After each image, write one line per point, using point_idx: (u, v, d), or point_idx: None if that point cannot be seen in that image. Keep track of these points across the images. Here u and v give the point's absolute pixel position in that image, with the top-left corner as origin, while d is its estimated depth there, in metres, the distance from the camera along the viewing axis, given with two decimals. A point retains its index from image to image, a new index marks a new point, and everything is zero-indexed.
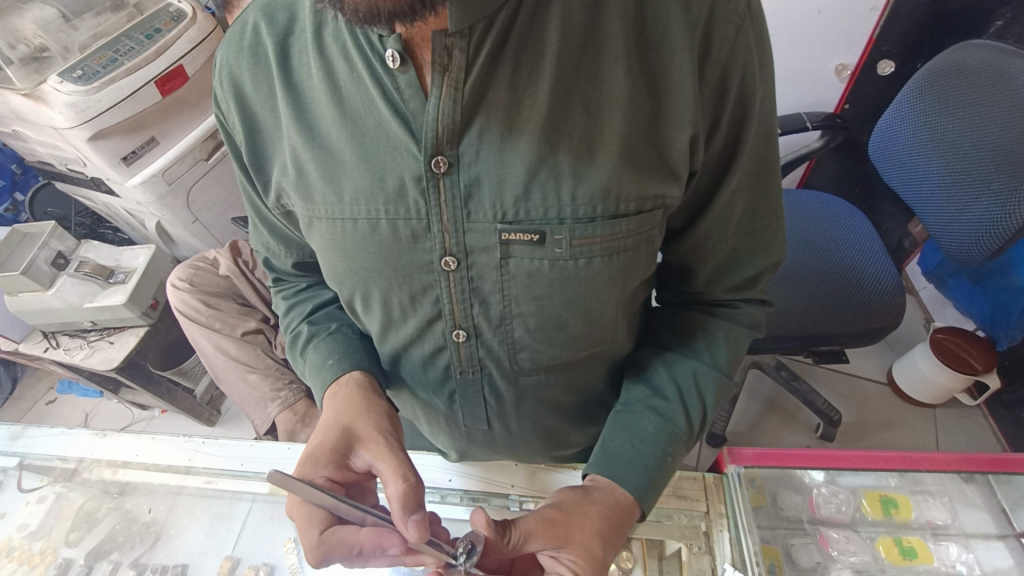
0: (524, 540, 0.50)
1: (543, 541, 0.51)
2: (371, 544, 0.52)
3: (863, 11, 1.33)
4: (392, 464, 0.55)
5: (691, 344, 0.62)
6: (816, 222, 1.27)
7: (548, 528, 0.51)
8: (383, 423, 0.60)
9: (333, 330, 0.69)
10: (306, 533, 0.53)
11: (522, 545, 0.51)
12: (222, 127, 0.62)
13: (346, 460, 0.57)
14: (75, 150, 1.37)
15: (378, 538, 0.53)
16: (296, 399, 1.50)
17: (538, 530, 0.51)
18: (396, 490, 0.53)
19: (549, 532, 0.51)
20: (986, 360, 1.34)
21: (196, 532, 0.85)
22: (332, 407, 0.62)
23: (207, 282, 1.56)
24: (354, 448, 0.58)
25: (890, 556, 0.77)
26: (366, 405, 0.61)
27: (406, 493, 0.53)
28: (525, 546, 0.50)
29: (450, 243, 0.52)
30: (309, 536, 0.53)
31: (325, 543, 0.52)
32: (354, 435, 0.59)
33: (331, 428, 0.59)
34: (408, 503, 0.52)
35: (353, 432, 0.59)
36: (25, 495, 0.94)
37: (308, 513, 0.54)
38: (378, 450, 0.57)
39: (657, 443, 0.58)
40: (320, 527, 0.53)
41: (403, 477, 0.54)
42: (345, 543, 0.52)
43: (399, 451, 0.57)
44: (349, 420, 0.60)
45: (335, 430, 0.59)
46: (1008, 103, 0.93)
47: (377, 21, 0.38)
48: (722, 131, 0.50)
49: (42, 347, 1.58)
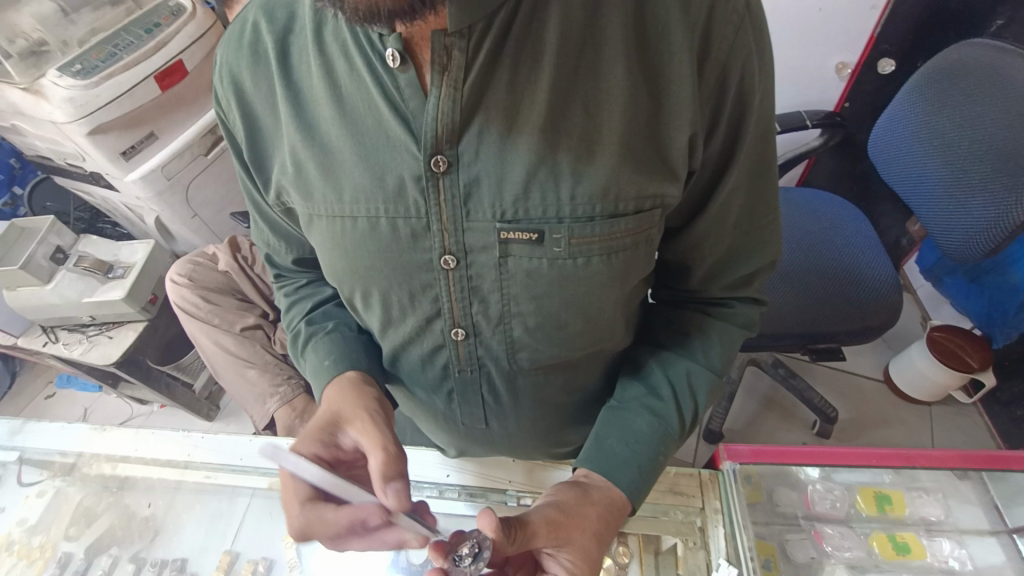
0: (529, 539, 0.50)
1: (545, 541, 0.50)
2: (349, 520, 0.52)
3: (862, 10, 1.33)
4: (373, 439, 0.56)
5: (686, 344, 0.63)
6: (814, 220, 1.27)
7: (551, 528, 0.51)
8: (370, 404, 0.60)
9: (329, 330, 0.68)
10: (289, 508, 0.54)
11: (526, 543, 0.50)
12: (222, 125, 0.62)
13: (333, 440, 0.58)
14: (73, 145, 1.36)
15: (356, 512, 0.53)
16: (295, 395, 1.51)
17: (542, 530, 0.50)
18: (377, 464, 0.54)
19: (551, 532, 0.51)
20: (982, 358, 1.35)
21: (195, 527, 0.86)
22: (326, 396, 0.63)
23: (206, 278, 1.56)
24: (341, 428, 0.59)
25: (883, 551, 0.78)
26: (356, 390, 0.62)
27: (387, 467, 0.54)
28: (530, 544, 0.50)
29: (450, 242, 0.53)
30: (291, 511, 0.53)
31: (305, 516, 0.52)
32: (342, 417, 0.59)
33: (322, 413, 0.60)
34: (388, 475, 0.54)
35: (340, 414, 0.60)
36: (24, 489, 0.94)
37: (293, 489, 0.54)
38: (362, 428, 0.57)
39: (650, 441, 0.59)
40: (301, 501, 0.54)
41: (384, 450, 0.55)
42: (324, 517, 0.53)
43: (382, 427, 0.57)
44: (338, 404, 0.61)
45: (325, 413, 0.60)
46: (1004, 101, 0.93)
47: (377, 21, 0.38)
48: (721, 131, 0.50)
49: (41, 342, 1.58)
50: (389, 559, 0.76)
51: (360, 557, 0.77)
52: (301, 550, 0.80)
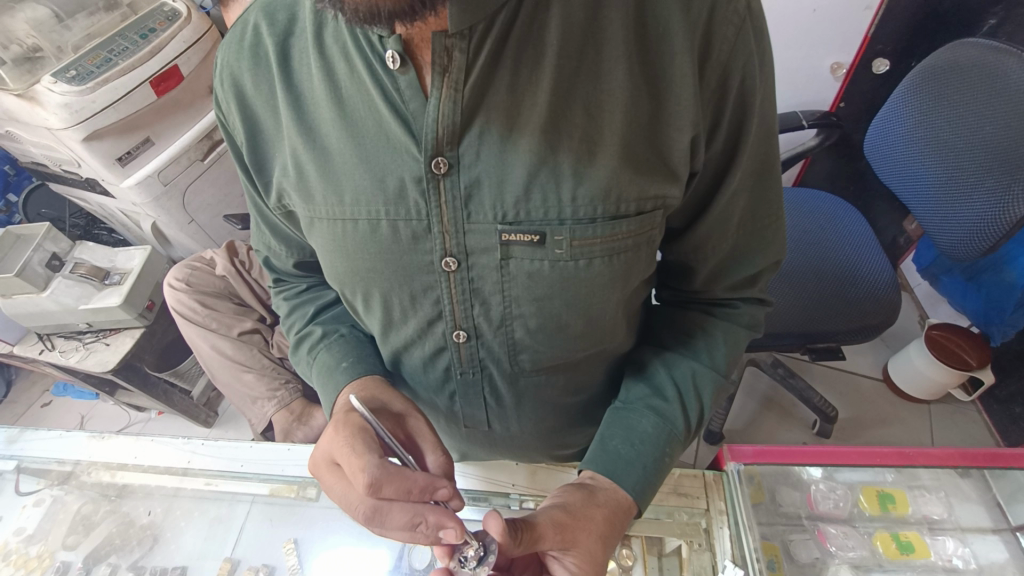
0: (535, 540, 0.49)
1: (551, 544, 0.50)
2: (426, 483, 0.51)
3: (857, 10, 1.34)
4: (436, 433, 0.58)
5: (691, 345, 0.63)
6: (812, 220, 1.28)
7: (558, 530, 0.51)
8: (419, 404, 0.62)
9: (344, 332, 0.69)
10: (359, 458, 0.51)
11: (532, 545, 0.49)
12: (223, 128, 0.62)
13: (390, 426, 0.58)
14: (68, 151, 1.36)
15: (431, 478, 0.52)
16: (293, 399, 1.51)
17: (548, 532, 0.50)
18: (442, 454, 0.56)
19: (557, 534, 0.50)
20: (980, 355, 1.35)
21: (194, 534, 0.85)
22: (363, 387, 0.62)
23: (204, 282, 1.55)
24: (391, 419, 0.58)
25: (887, 551, 0.77)
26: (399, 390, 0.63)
27: (448, 460, 0.57)
28: (534, 547, 0.49)
29: (450, 244, 0.52)
30: (367, 460, 0.50)
31: (384, 468, 0.50)
32: (392, 408, 0.60)
33: (369, 400, 0.60)
34: (448, 471, 0.56)
35: (391, 404, 0.60)
36: (22, 499, 0.93)
37: (363, 443, 0.52)
38: (419, 422, 0.58)
39: (656, 442, 0.58)
40: (377, 455, 0.51)
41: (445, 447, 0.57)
42: (402, 474, 0.51)
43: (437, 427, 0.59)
44: (386, 395, 0.61)
45: (375, 400, 0.60)
46: (1000, 100, 0.94)
47: (377, 21, 0.38)
48: (723, 131, 0.50)
49: (37, 349, 1.57)
50: (391, 563, 0.76)
51: (363, 561, 0.78)
52: (302, 555, 0.79)
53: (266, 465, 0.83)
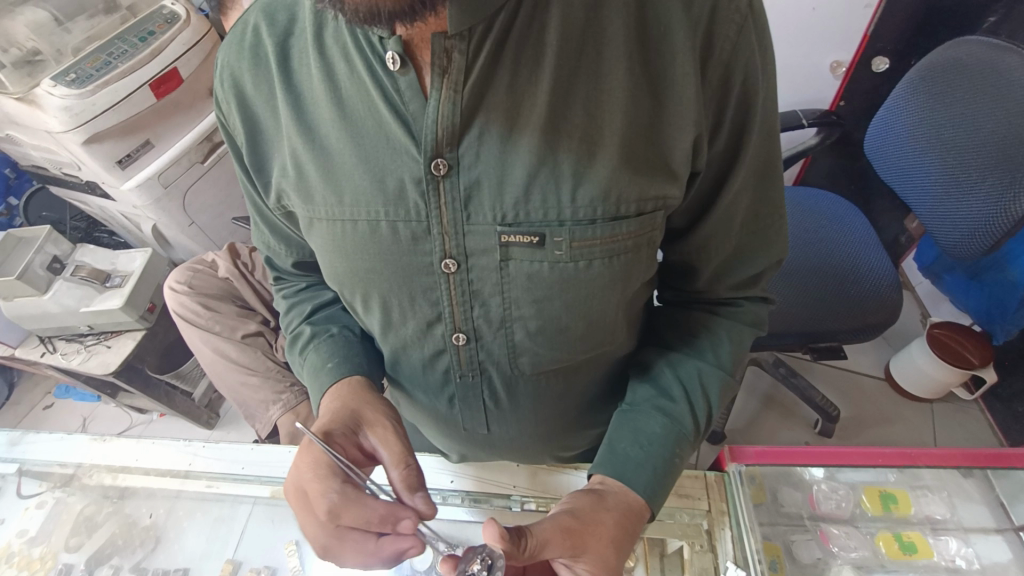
0: (541, 547, 0.49)
1: (560, 550, 0.49)
2: (385, 513, 0.53)
3: (858, 9, 1.34)
4: (400, 444, 0.58)
5: (694, 344, 0.62)
6: (813, 219, 1.27)
7: (566, 536, 0.50)
8: (387, 409, 0.61)
9: (334, 332, 0.69)
10: (319, 485, 0.53)
11: (538, 552, 0.49)
12: (224, 130, 0.61)
13: (354, 442, 0.58)
14: (69, 154, 1.36)
15: (393, 509, 0.53)
16: (298, 402, 1.50)
17: (555, 538, 0.50)
18: (406, 468, 0.56)
19: (566, 540, 0.50)
20: (983, 355, 1.35)
21: (196, 536, 0.85)
22: (334, 398, 0.62)
23: (206, 284, 1.56)
24: (358, 433, 0.59)
25: (889, 551, 0.77)
26: (369, 395, 0.63)
27: (415, 473, 0.57)
28: (542, 553, 0.49)
29: (450, 246, 0.52)
30: (327, 486, 0.52)
31: (343, 496, 0.52)
32: (360, 417, 0.60)
33: (337, 411, 0.60)
34: (413, 483, 0.56)
35: (360, 413, 0.60)
36: (23, 501, 0.93)
37: (322, 467, 0.53)
38: (385, 433, 0.58)
39: (664, 443, 0.58)
40: (337, 481, 0.53)
41: (410, 460, 0.57)
42: (361, 503, 0.52)
43: (404, 437, 0.59)
44: (355, 404, 0.61)
45: (343, 411, 0.60)
46: (997, 98, 0.94)
47: (376, 21, 0.38)
48: (725, 131, 0.50)
49: (39, 352, 1.57)
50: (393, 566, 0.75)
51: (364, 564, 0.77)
52: (305, 556, 0.79)
53: (269, 467, 0.83)
